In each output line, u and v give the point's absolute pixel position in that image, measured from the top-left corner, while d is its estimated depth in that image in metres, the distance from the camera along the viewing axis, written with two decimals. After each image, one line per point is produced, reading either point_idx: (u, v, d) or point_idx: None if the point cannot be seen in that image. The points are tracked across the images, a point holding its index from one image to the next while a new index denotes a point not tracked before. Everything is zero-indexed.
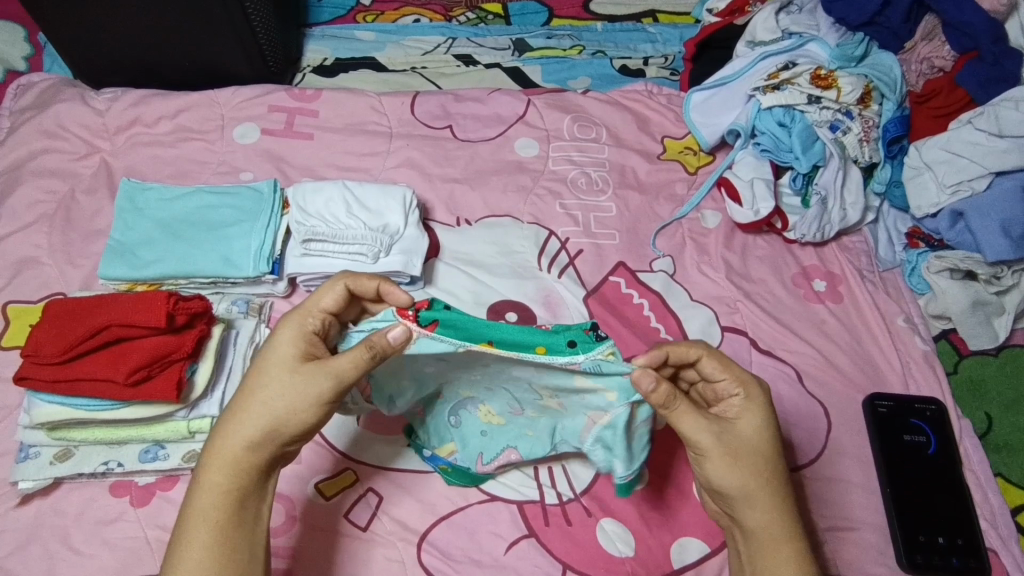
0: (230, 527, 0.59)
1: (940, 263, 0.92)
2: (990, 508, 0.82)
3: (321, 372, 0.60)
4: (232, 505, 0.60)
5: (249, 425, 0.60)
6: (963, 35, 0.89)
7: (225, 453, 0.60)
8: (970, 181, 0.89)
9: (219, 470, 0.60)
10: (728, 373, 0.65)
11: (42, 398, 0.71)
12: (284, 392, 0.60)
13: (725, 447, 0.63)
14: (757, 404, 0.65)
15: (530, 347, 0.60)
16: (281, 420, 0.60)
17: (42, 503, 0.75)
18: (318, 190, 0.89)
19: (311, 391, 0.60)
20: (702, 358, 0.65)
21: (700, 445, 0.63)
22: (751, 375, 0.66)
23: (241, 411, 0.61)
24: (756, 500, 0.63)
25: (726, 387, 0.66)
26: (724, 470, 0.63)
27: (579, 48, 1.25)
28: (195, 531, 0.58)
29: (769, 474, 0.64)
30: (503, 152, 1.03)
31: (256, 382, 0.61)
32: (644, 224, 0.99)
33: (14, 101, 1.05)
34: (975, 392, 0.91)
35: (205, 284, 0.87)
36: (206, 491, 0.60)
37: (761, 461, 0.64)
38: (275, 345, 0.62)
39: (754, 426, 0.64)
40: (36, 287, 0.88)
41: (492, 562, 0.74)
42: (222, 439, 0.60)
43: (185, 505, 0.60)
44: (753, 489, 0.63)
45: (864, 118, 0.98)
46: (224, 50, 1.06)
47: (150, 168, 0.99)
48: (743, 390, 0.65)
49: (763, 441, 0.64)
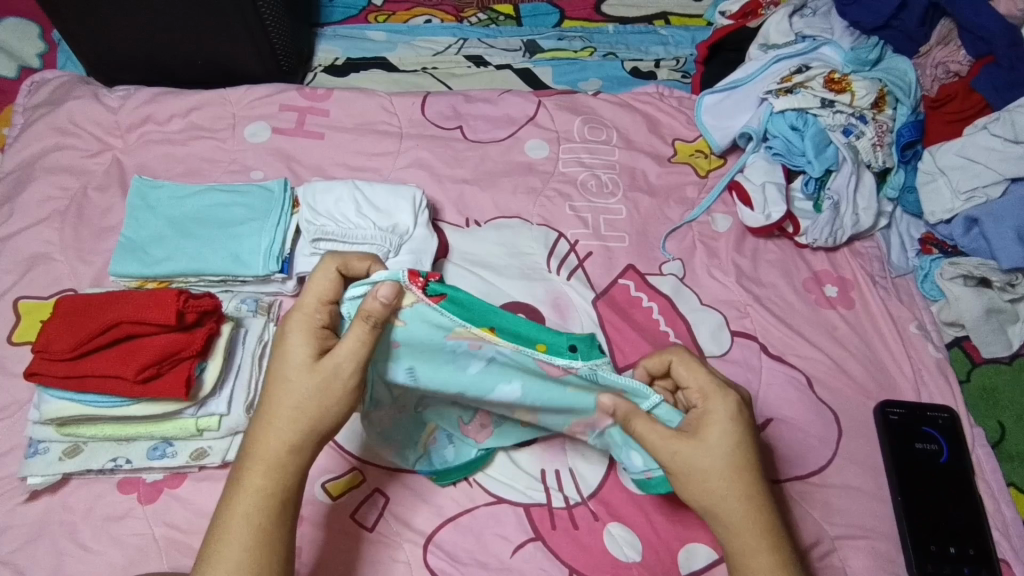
0: (272, 529, 0.59)
1: (954, 269, 0.91)
2: (1001, 518, 0.81)
3: (343, 360, 0.60)
4: (275, 507, 0.59)
5: (283, 427, 0.60)
6: (979, 40, 0.89)
7: (264, 453, 0.60)
8: (984, 187, 0.88)
9: (258, 473, 0.60)
10: (692, 380, 0.66)
11: (52, 394, 0.71)
12: (311, 389, 0.60)
13: (682, 463, 0.63)
14: (716, 415, 0.64)
15: (530, 342, 0.65)
16: (313, 415, 0.60)
17: (51, 499, 0.75)
18: (329, 189, 0.90)
19: (338, 381, 0.60)
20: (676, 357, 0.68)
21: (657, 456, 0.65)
22: (714, 385, 0.65)
23: (273, 412, 0.60)
24: (716, 515, 0.63)
25: (691, 398, 0.66)
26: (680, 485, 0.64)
27: (591, 50, 1.24)
28: (235, 536, 0.58)
29: (727, 487, 0.63)
30: (513, 154, 1.03)
31: (285, 382, 0.60)
32: (654, 227, 0.98)
33: (27, 97, 1.06)
34: (987, 400, 0.90)
35: (216, 282, 0.87)
36: (248, 495, 0.59)
37: (714, 477, 0.63)
38: (290, 344, 0.61)
39: (714, 437, 0.63)
40: (47, 283, 0.89)
41: (498, 565, 0.73)
42: (259, 442, 0.60)
43: (222, 512, 0.59)
44: (709, 504, 0.63)
45: (878, 122, 0.97)
46: (235, 48, 1.07)
47: (162, 165, 0.99)
48: (703, 401, 0.65)
49: (723, 454, 0.63)
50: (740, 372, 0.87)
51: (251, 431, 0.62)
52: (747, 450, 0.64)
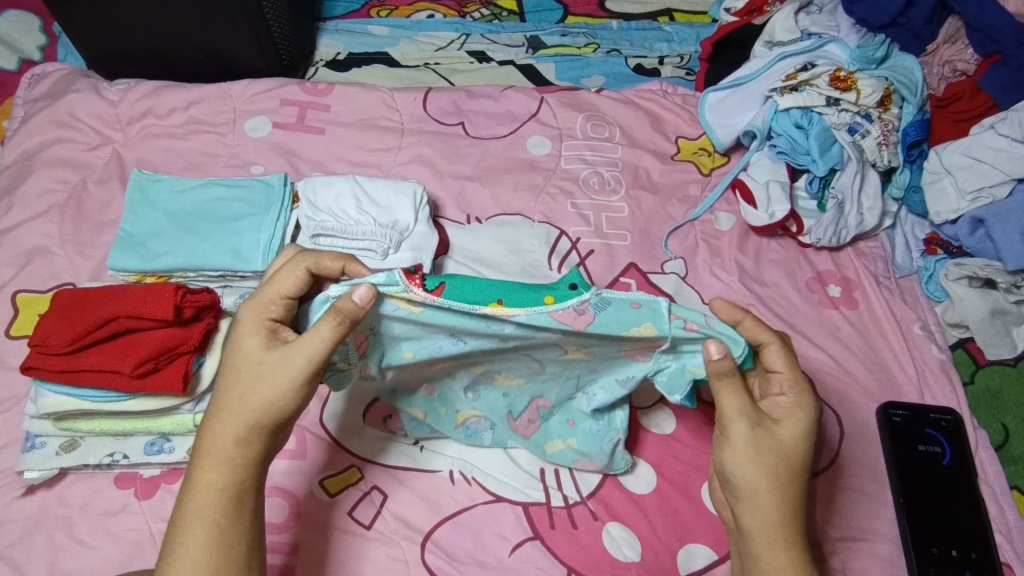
0: (227, 522, 0.59)
1: (959, 270, 0.91)
2: (1005, 522, 0.80)
3: (291, 352, 0.60)
4: (228, 499, 0.59)
5: (234, 418, 0.60)
6: (988, 38, 0.88)
7: (216, 449, 0.60)
8: (991, 187, 0.87)
9: (210, 469, 0.59)
10: (787, 369, 0.64)
11: (49, 388, 0.71)
12: (264, 381, 0.60)
13: (752, 438, 0.62)
14: (805, 412, 0.64)
15: (539, 299, 0.63)
16: (263, 411, 0.60)
17: (47, 493, 0.75)
18: (329, 184, 0.89)
19: (284, 374, 0.59)
20: (772, 345, 0.64)
21: (733, 427, 0.62)
22: (806, 384, 0.64)
23: (223, 406, 0.60)
24: (764, 500, 0.62)
25: (779, 385, 0.65)
26: (744, 459, 0.62)
27: (594, 47, 1.23)
28: (190, 527, 0.58)
29: (788, 480, 0.62)
30: (515, 150, 1.02)
31: (237, 375, 0.61)
32: (656, 225, 0.97)
33: (28, 90, 1.05)
34: (992, 402, 0.89)
35: (214, 278, 0.87)
36: (201, 492, 0.59)
37: (786, 466, 0.62)
38: (242, 339, 0.62)
39: (793, 431, 0.63)
40: (45, 277, 0.88)
41: (497, 564, 0.73)
42: (211, 434, 0.60)
43: (181, 508, 0.60)
44: (764, 487, 0.62)
45: (884, 121, 0.95)
46: (237, 42, 1.06)
47: (162, 159, 0.99)
48: (796, 395, 0.64)
49: (800, 450, 0.63)
50: None
51: (206, 421, 0.61)
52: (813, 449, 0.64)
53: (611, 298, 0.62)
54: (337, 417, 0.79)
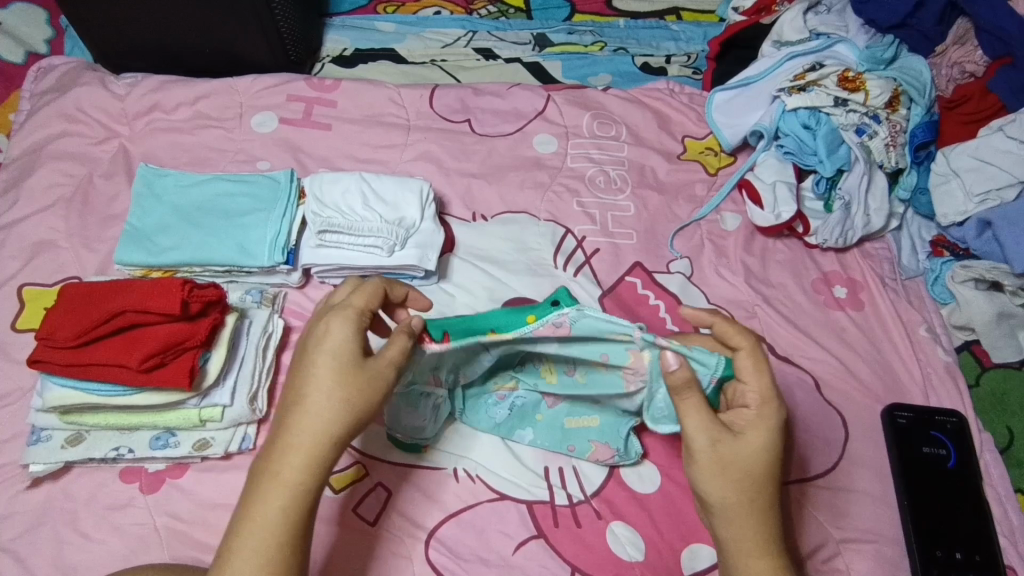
0: (305, 524, 0.57)
1: (966, 272, 0.91)
2: (1008, 524, 0.80)
3: (384, 363, 0.61)
4: (308, 500, 0.57)
5: (325, 419, 0.57)
6: (997, 40, 0.87)
7: (297, 451, 0.57)
8: (999, 190, 0.87)
9: (289, 472, 0.57)
10: (753, 379, 0.64)
11: (55, 381, 0.71)
12: (359, 386, 0.59)
13: (718, 454, 0.62)
14: (766, 425, 0.63)
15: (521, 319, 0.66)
16: (354, 412, 0.58)
17: (53, 486, 0.75)
18: (336, 180, 0.89)
19: (375, 381, 0.60)
20: (742, 351, 0.64)
21: (692, 448, 0.62)
22: (774, 393, 0.63)
23: (305, 407, 0.58)
24: (733, 515, 0.62)
25: (745, 396, 0.64)
26: (705, 478, 0.62)
27: (601, 45, 1.23)
28: (270, 530, 0.55)
29: (755, 492, 0.62)
30: (522, 148, 1.02)
31: (331, 379, 0.58)
32: (662, 225, 0.97)
33: (35, 83, 1.05)
34: (997, 405, 0.89)
35: (220, 273, 0.87)
36: (285, 491, 0.56)
37: (750, 481, 0.62)
38: (333, 339, 0.59)
39: (755, 442, 0.62)
40: (52, 271, 0.88)
41: (500, 562, 0.73)
42: (298, 432, 0.57)
43: (252, 500, 0.56)
44: (732, 503, 0.62)
45: (891, 122, 0.96)
46: (244, 36, 1.06)
47: (168, 154, 0.99)
48: (759, 404, 0.63)
49: (764, 462, 0.62)
50: None
51: (285, 417, 0.58)
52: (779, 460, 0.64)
53: (590, 314, 0.65)
54: None
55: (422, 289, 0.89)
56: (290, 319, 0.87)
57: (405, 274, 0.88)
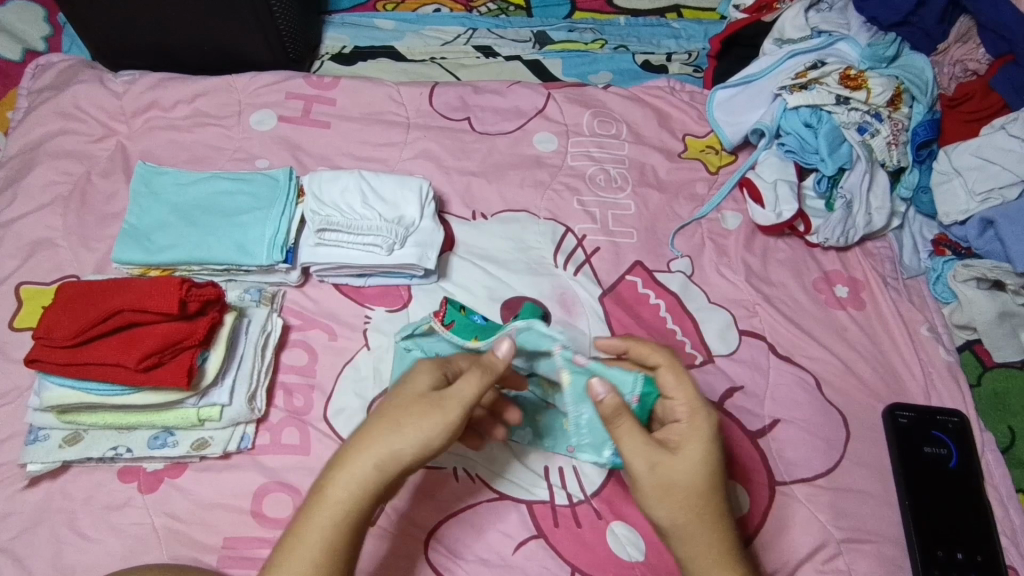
0: (338, 549, 0.55)
1: (967, 271, 0.90)
2: (1010, 524, 0.80)
3: (450, 395, 0.59)
4: (346, 524, 0.56)
5: (375, 442, 0.57)
6: (999, 38, 0.87)
7: (349, 484, 0.56)
8: (1000, 189, 0.87)
9: (337, 502, 0.56)
10: (677, 392, 0.65)
11: (53, 381, 0.71)
12: (417, 414, 0.58)
13: (659, 477, 0.61)
14: (699, 435, 0.62)
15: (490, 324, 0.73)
16: (404, 438, 0.57)
17: (51, 486, 0.75)
18: (335, 179, 0.88)
19: (433, 411, 0.58)
20: (660, 368, 0.67)
21: (633, 472, 0.62)
22: (700, 402, 0.64)
23: (366, 442, 0.57)
24: (687, 535, 0.61)
25: (674, 411, 0.65)
26: (652, 502, 0.61)
27: (601, 42, 1.23)
28: (301, 547, 0.55)
29: (704, 509, 0.61)
30: (522, 146, 1.02)
31: (398, 419, 0.57)
32: (662, 223, 0.97)
33: (33, 81, 1.05)
34: (999, 405, 0.88)
35: (219, 272, 0.87)
36: (323, 510, 0.56)
37: (694, 496, 0.61)
38: (411, 376, 0.61)
39: (693, 458, 0.61)
40: (50, 269, 0.88)
41: (500, 562, 0.73)
42: (349, 454, 0.57)
43: (296, 529, 0.56)
44: (683, 523, 0.61)
45: (893, 121, 0.95)
46: (242, 34, 1.06)
47: (166, 152, 0.98)
48: (688, 416, 0.64)
49: (707, 473, 0.61)
50: (747, 371, 0.86)
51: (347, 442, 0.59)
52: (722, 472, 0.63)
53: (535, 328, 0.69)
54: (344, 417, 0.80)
55: (422, 288, 0.89)
56: (289, 318, 0.87)
57: (405, 273, 0.88)
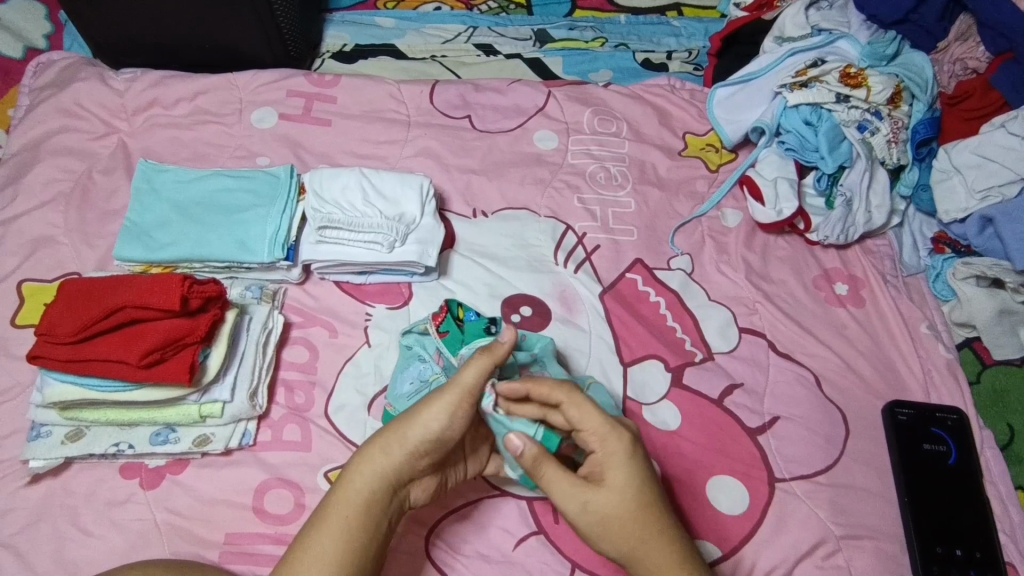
0: (354, 522, 0.62)
1: (967, 269, 0.91)
2: (1009, 521, 0.80)
3: (455, 380, 0.64)
4: (362, 500, 0.63)
5: (392, 428, 0.65)
6: (999, 35, 0.87)
7: (366, 474, 0.64)
8: (1000, 187, 0.87)
9: (351, 493, 0.63)
10: (584, 425, 0.64)
11: (55, 377, 0.71)
12: (425, 401, 0.64)
13: (591, 517, 0.63)
14: (616, 459, 0.63)
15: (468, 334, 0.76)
16: (412, 423, 0.64)
17: (53, 482, 0.75)
18: (335, 176, 0.89)
19: (436, 399, 0.64)
20: (563, 404, 0.64)
21: (569, 517, 0.64)
22: (608, 427, 0.63)
23: (383, 429, 0.65)
24: (637, 561, 0.64)
25: (586, 441, 0.64)
26: (595, 539, 0.64)
27: (602, 41, 1.23)
28: (325, 519, 0.62)
29: (643, 534, 0.63)
30: (522, 144, 1.02)
31: (412, 418, 0.64)
32: (663, 221, 0.97)
33: (33, 79, 1.05)
34: (998, 402, 0.88)
35: (220, 269, 0.87)
36: (345, 489, 0.63)
37: (626, 524, 0.63)
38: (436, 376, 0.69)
39: (615, 487, 0.63)
40: (51, 266, 0.88)
41: (501, 558, 0.73)
42: (370, 442, 0.65)
43: (317, 515, 0.63)
44: (629, 550, 0.63)
45: (894, 119, 0.95)
46: (243, 32, 1.06)
47: (167, 149, 0.98)
48: (601, 445, 0.64)
49: (637, 494, 0.63)
50: (747, 369, 0.86)
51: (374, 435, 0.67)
52: (650, 490, 0.64)
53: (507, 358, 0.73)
54: (346, 414, 0.81)
55: (422, 286, 0.89)
56: (290, 315, 0.87)
57: (406, 270, 0.88)
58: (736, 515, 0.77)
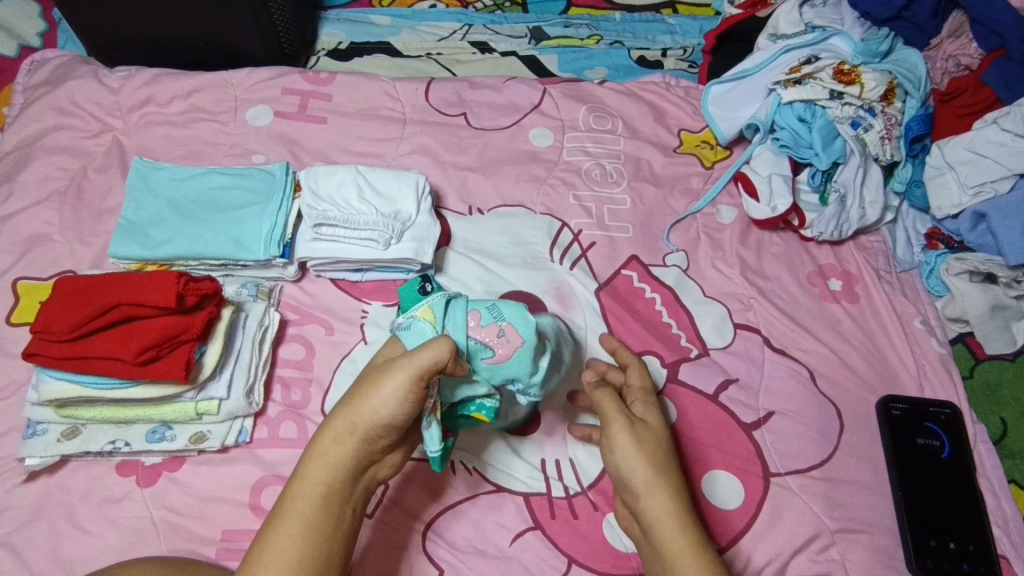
0: (315, 518, 0.62)
1: (960, 264, 0.91)
2: (1002, 514, 0.80)
3: (402, 366, 0.60)
4: (320, 496, 0.62)
5: (343, 419, 0.63)
6: (992, 33, 0.87)
7: (321, 468, 0.63)
8: (992, 182, 0.87)
9: (309, 489, 0.62)
10: (636, 380, 0.76)
11: (50, 374, 0.71)
12: (374, 389, 0.62)
13: (634, 429, 0.69)
14: (654, 409, 0.73)
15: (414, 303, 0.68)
16: (364, 414, 0.62)
17: (49, 480, 0.75)
18: (331, 173, 0.89)
19: (387, 385, 0.61)
20: (629, 364, 0.78)
21: (611, 428, 0.69)
22: (653, 390, 0.76)
23: (333, 420, 0.64)
24: (656, 488, 0.66)
25: (632, 395, 0.75)
26: (627, 453, 0.67)
27: (597, 38, 1.23)
28: (286, 518, 0.61)
29: (669, 463, 0.68)
30: (518, 141, 1.02)
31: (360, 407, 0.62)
32: (658, 217, 0.97)
33: (27, 76, 1.05)
34: (990, 396, 0.89)
35: (216, 266, 0.87)
36: (301, 486, 0.63)
37: (659, 450, 0.68)
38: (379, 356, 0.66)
39: (655, 423, 0.71)
40: (46, 264, 0.88)
41: (497, 553, 0.73)
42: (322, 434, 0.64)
43: (275, 514, 0.62)
44: (654, 472, 0.66)
45: (886, 116, 0.95)
46: (237, 29, 1.05)
47: (162, 147, 0.98)
48: (644, 396, 0.74)
49: (666, 438, 0.71)
50: (742, 364, 0.86)
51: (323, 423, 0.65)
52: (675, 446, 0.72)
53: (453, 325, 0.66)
54: None
55: None
56: (287, 312, 0.87)
57: (403, 267, 0.89)
58: (732, 509, 0.77)
